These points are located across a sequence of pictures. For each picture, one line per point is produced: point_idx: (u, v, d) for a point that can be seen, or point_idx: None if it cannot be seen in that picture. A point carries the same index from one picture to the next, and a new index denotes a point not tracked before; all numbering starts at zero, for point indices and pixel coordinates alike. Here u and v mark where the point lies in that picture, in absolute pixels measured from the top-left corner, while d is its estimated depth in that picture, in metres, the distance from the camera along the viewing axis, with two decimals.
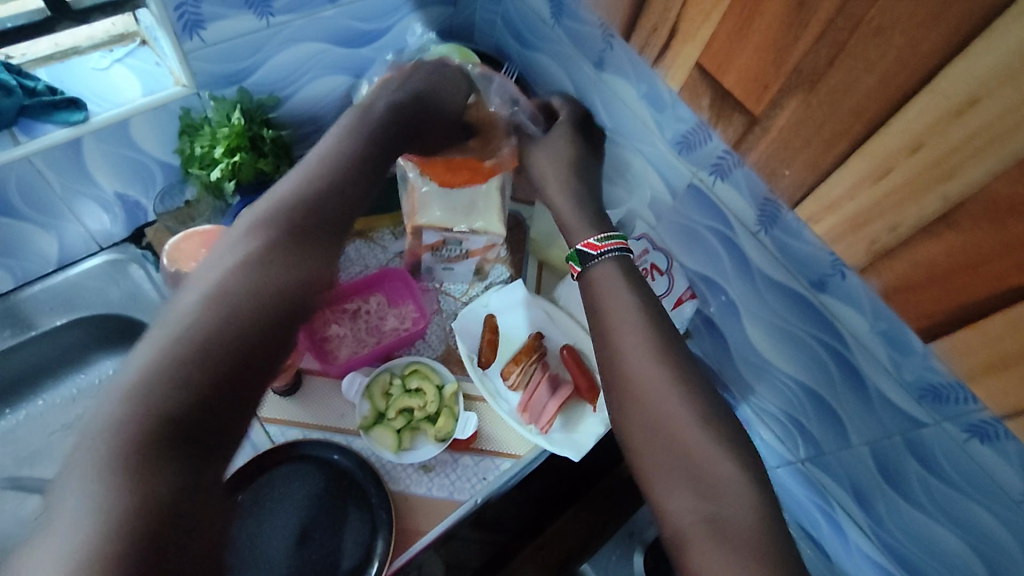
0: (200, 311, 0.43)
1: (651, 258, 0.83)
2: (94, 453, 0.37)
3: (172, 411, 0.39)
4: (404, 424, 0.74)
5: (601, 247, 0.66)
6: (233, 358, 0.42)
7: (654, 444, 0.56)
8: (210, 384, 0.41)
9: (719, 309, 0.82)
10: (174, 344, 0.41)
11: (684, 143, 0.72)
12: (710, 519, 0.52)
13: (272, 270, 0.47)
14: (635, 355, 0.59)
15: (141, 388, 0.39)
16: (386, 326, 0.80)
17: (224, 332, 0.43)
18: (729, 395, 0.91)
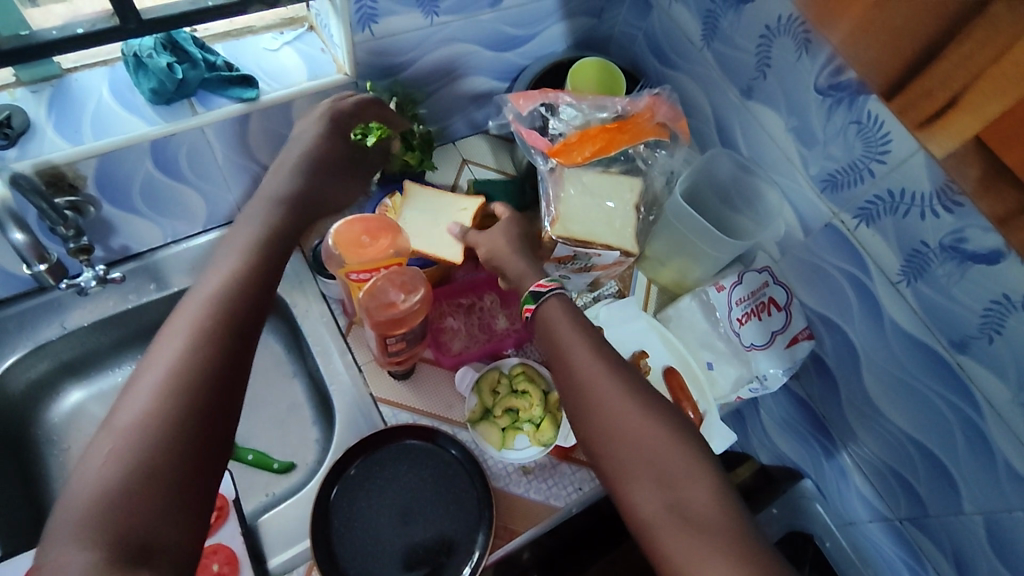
0: (156, 390, 0.48)
1: (769, 291, 0.82)
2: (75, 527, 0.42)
3: (144, 468, 0.44)
4: (509, 423, 0.75)
5: (547, 286, 0.67)
6: (186, 407, 0.48)
7: (614, 445, 0.57)
8: (172, 427, 0.47)
9: (835, 352, 0.80)
10: (137, 420, 0.46)
11: (830, 181, 0.70)
12: (680, 516, 0.52)
13: (205, 324, 0.52)
14: (590, 372, 0.61)
15: (118, 449, 0.45)
16: (497, 324, 0.83)
17: (177, 390, 0.48)
18: (827, 439, 0.88)
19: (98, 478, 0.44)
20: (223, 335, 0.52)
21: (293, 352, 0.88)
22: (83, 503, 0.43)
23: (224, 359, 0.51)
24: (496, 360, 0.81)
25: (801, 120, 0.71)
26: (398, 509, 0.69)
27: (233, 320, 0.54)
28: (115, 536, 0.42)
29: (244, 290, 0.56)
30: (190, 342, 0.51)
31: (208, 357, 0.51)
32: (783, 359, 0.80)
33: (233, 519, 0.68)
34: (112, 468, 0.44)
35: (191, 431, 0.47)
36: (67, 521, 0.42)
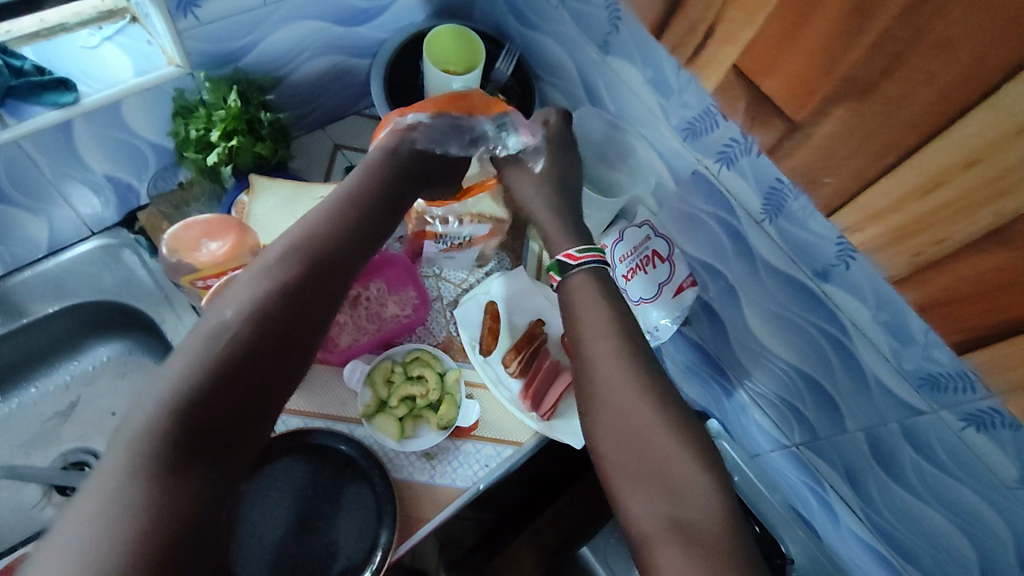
0: (228, 330, 0.50)
1: (652, 245, 0.82)
2: (133, 441, 0.44)
3: (201, 404, 0.46)
4: (407, 412, 0.74)
5: (577, 259, 0.68)
6: (248, 358, 0.50)
7: (620, 439, 0.58)
8: (234, 371, 0.49)
9: (718, 295, 0.82)
10: (206, 361, 0.48)
11: (689, 130, 0.71)
12: (676, 525, 0.53)
13: (287, 285, 0.54)
14: (591, 339, 0.63)
15: (186, 376, 0.47)
16: (387, 313, 0.79)
17: (248, 341, 0.50)
18: (724, 379, 0.92)
19: (166, 415, 0.45)
20: (297, 304, 0.54)
21: None
22: (148, 429, 0.44)
23: (284, 333, 0.53)
24: (389, 347, 0.79)
25: (657, 71, 0.71)
26: (294, 518, 0.67)
27: (312, 291, 0.56)
28: (164, 459, 0.44)
29: (338, 267, 0.59)
30: (267, 297, 0.53)
31: (277, 318, 0.52)
32: (671, 309, 0.81)
33: None
34: (171, 417, 0.45)
35: (249, 380, 0.49)
36: (131, 432, 0.44)
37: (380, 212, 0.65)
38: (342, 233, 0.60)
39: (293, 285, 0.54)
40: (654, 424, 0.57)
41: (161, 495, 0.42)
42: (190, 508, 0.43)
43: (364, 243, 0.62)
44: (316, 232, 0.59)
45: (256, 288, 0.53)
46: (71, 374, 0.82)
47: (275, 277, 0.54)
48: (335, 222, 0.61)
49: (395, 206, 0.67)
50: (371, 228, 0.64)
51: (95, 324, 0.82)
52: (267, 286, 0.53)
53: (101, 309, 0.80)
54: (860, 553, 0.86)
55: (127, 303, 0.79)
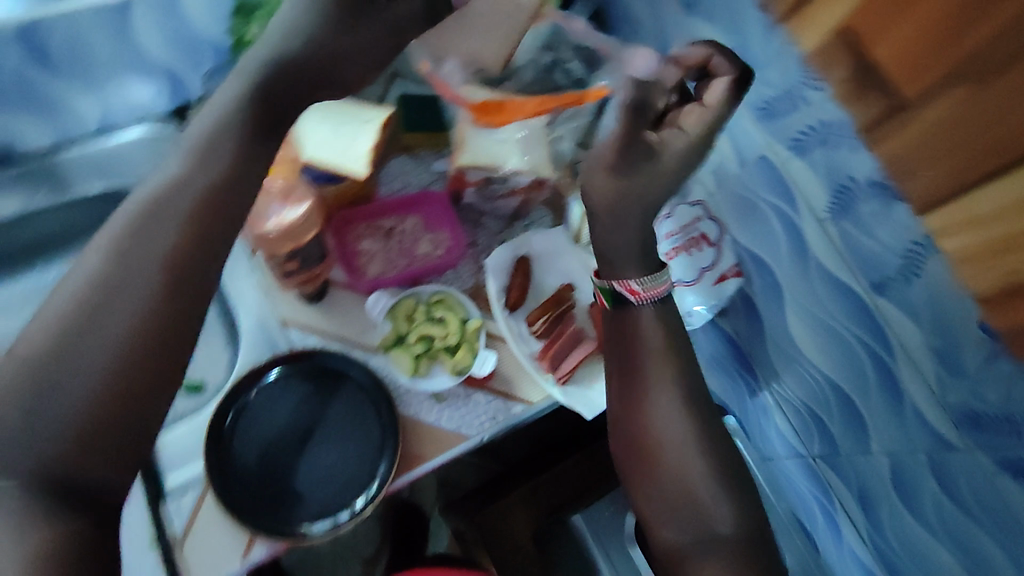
0: (77, 306, 0.44)
1: (701, 227, 0.79)
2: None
3: (57, 391, 0.41)
4: (423, 350, 0.73)
5: (641, 293, 0.61)
6: (113, 336, 0.44)
7: (659, 458, 0.59)
8: (95, 347, 0.43)
9: (762, 290, 0.78)
10: (54, 337, 0.43)
11: (766, 110, 0.66)
12: (704, 542, 0.56)
13: (137, 242, 0.47)
14: (648, 360, 0.61)
15: (32, 357, 0.42)
16: (418, 250, 0.78)
17: (110, 318, 0.44)
18: (752, 377, 0.88)
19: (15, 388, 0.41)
20: (136, 263, 0.46)
21: None
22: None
23: (161, 303, 0.46)
24: (415, 285, 0.78)
25: (742, 40, 0.65)
26: (297, 429, 0.68)
27: (168, 232, 0.48)
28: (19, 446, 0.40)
29: (168, 210, 0.49)
30: (111, 263, 0.46)
31: (137, 288, 0.46)
32: (709, 296, 0.79)
33: None
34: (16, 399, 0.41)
35: (119, 362, 0.44)
36: None
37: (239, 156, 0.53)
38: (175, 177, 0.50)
39: (131, 225, 0.47)
40: (685, 449, 0.59)
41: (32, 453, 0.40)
42: (63, 483, 0.41)
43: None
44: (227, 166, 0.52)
45: (99, 251, 0.46)
46: None
47: (119, 233, 0.47)
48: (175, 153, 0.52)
49: (260, 117, 0.55)
50: (219, 154, 0.52)
51: None
52: (114, 252, 0.46)
53: None
54: None
55: None
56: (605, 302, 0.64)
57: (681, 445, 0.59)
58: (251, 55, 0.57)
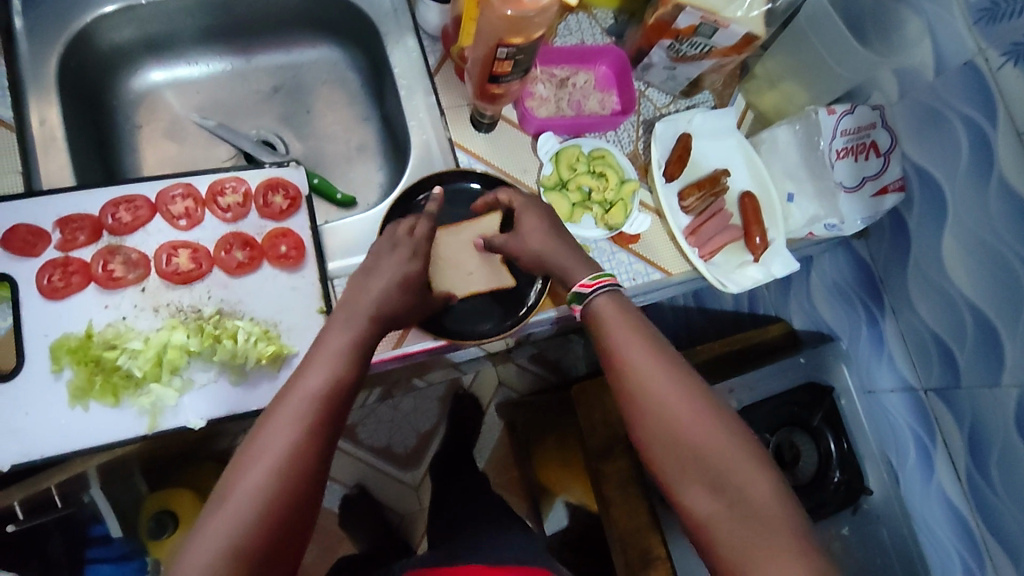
0: (283, 437, 0.46)
1: (874, 134, 0.77)
2: (213, 539, 0.42)
3: (258, 526, 0.43)
4: (580, 200, 0.75)
5: (592, 285, 0.56)
6: (299, 460, 0.46)
7: (689, 466, 0.49)
8: (292, 479, 0.45)
9: (921, 210, 0.78)
10: (265, 468, 0.45)
11: (989, 11, 0.65)
12: (748, 519, 0.47)
13: (330, 374, 0.49)
14: (632, 344, 0.53)
15: (246, 478, 0.44)
16: (587, 105, 0.79)
17: (305, 449, 0.46)
18: (877, 305, 0.88)
19: (265, 452, 0.45)
20: (328, 396, 0.48)
21: (374, 93, 0.85)
22: (219, 526, 0.43)
23: (334, 436, 0.48)
24: (575, 137, 0.78)
25: None
26: None
27: (347, 372, 0.50)
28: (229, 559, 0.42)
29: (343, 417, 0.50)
30: (312, 384, 0.49)
31: (320, 410, 0.48)
32: (866, 206, 0.77)
33: (306, 208, 0.66)
34: (230, 521, 0.43)
35: (301, 489, 0.45)
36: (210, 524, 0.43)
37: (405, 289, 0.56)
38: (393, 266, 0.56)
39: (330, 371, 0.49)
40: (699, 428, 0.50)
41: (229, 547, 0.42)
42: None
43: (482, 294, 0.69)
44: (401, 279, 0.56)
45: (305, 372, 0.49)
46: (285, 61, 0.85)
47: (323, 374, 0.49)
48: (394, 258, 0.57)
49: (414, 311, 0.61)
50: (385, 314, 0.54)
51: (317, 23, 0.83)
52: (315, 376, 0.49)
53: (331, 7, 0.80)
54: (940, 515, 0.85)
55: (360, 9, 0.79)
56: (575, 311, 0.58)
57: (691, 425, 0.50)
58: (358, 288, 0.55)
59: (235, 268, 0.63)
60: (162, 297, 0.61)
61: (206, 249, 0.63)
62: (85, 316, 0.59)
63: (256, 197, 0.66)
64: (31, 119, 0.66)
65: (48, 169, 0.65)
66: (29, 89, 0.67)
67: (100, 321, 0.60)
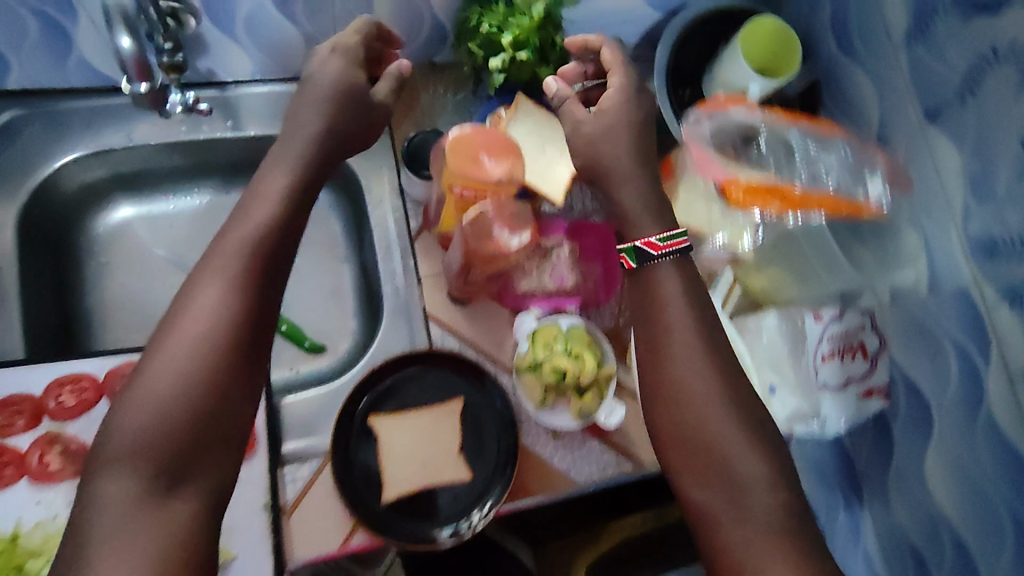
0: (228, 282, 0.50)
1: (863, 336, 0.74)
2: (181, 347, 0.47)
3: (213, 338, 0.48)
4: (553, 385, 0.71)
5: (660, 248, 0.55)
6: (222, 331, 0.48)
7: (693, 449, 0.51)
8: (212, 344, 0.47)
9: (906, 418, 0.74)
10: (219, 301, 0.49)
11: (989, 247, 0.60)
12: (741, 519, 0.48)
13: (242, 260, 0.51)
14: (677, 341, 0.53)
15: (213, 292, 0.49)
16: (569, 278, 0.75)
17: (224, 320, 0.49)
18: (857, 497, 0.85)
19: (207, 293, 0.49)
20: (249, 281, 0.50)
21: (356, 238, 0.84)
22: (172, 359, 0.47)
23: (281, 253, 0.53)
24: (555, 313, 0.74)
25: (986, 167, 0.59)
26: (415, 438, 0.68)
27: (269, 251, 0.52)
28: (185, 394, 0.46)
29: (279, 262, 0.53)
30: (253, 226, 0.53)
31: (251, 280, 0.51)
32: (850, 408, 0.75)
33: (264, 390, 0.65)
34: (193, 346, 0.47)
35: (227, 358, 0.48)
36: (162, 359, 0.47)
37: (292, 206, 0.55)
38: (326, 65, 0.62)
39: (270, 208, 0.54)
40: (717, 416, 0.51)
41: (199, 357, 0.47)
42: (209, 411, 0.46)
43: (436, 489, 0.65)
44: (334, 46, 0.64)
45: (244, 226, 0.52)
46: None
47: (263, 217, 0.53)
48: (281, 160, 0.58)
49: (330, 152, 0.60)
50: (274, 248, 0.53)
51: None
52: (259, 218, 0.53)
53: None
54: None
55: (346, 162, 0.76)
56: (627, 262, 0.57)
57: (699, 434, 0.51)
58: (303, 113, 0.60)
59: None
60: None
61: None
62: (15, 513, 0.56)
63: None
64: None
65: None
66: None
67: (29, 520, 0.56)
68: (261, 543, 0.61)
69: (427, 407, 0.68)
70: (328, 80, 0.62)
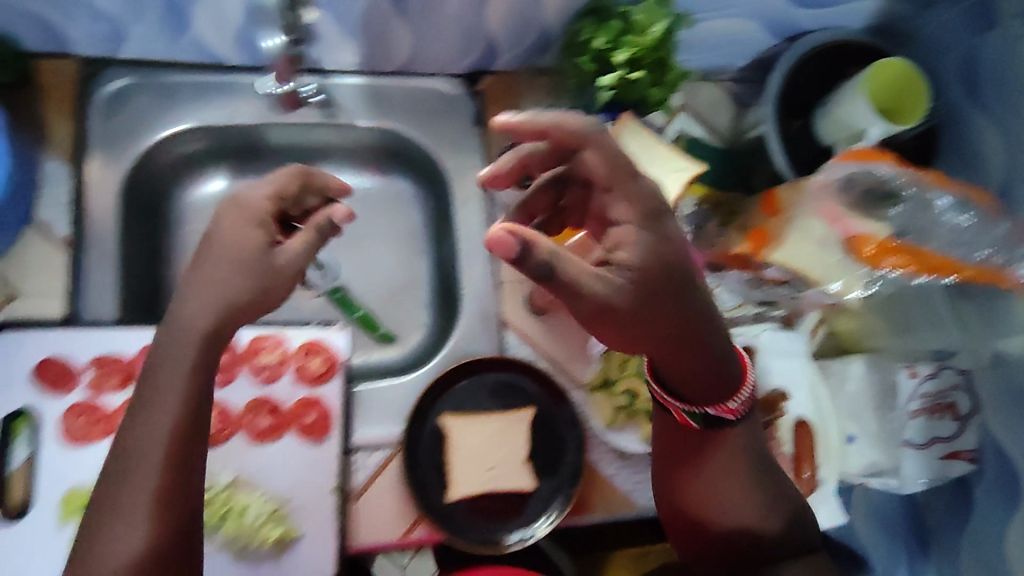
0: (153, 417, 0.44)
1: (954, 396, 0.71)
2: (119, 500, 0.43)
3: (148, 478, 0.43)
4: (624, 405, 0.70)
5: (736, 412, 0.55)
6: (159, 471, 0.43)
7: (689, 496, 0.58)
8: (145, 489, 0.43)
9: (992, 486, 0.71)
10: (138, 454, 0.43)
11: None
12: (717, 550, 0.58)
13: (163, 381, 0.44)
14: (705, 424, 0.56)
15: (141, 430, 0.43)
16: None
17: (154, 457, 0.43)
18: (922, 555, 0.82)
19: (147, 413, 0.44)
20: (176, 417, 0.44)
21: (434, 231, 0.83)
22: (105, 526, 0.43)
23: (197, 386, 0.45)
24: None
25: None
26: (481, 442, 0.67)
27: (193, 364, 0.45)
28: (121, 558, 0.42)
29: (195, 395, 0.45)
30: (172, 351, 0.45)
31: (183, 410, 0.44)
32: (932, 469, 0.72)
33: (339, 377, 0.64)
34: (122, 514, 0.43)
35: (170, 499, 0.43)
36: (95, 522, 0.43)
37: (215, 310, 0.46)
38: (236, 235, 0.48)
39: (188, 328, 0.45)
40: (719, 478, 0.57)
41: (133, 513, 0.43)
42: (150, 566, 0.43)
43: (502, 494, 0.66)
44: (274, 194, 0.53)
45: (167, 332, 0.45)
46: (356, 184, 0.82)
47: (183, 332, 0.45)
48: (236, 212, 0.49)
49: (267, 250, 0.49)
50: (201, 353, 0.45)
51: (395, 156, 0.82)
52: (193, 325, 0.45)
53: (408, 148, 0.78)
54: None
55: (438, 157, 0.76)
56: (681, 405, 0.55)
57: (700, 490, 0.58)
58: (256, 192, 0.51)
59: (260, 433, 0.62)
60: None
61: (233, 410, 0.62)
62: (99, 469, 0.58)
63: (294, 358, 0.64)
64: (85, 236, 0.65)
65: (93, 294, 0.64)
66: (90, 204, 0.66)
67: None
68: (327, 525, 0.61)
69: (502, 411, 0.68)
70: (225, 220, 0.49)
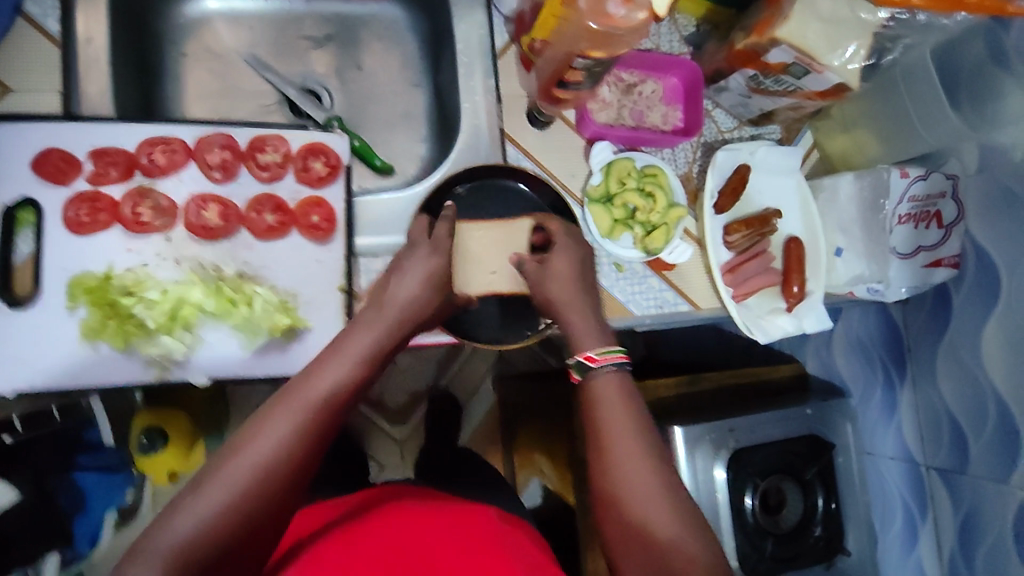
0: (321, 391, 0.51)
1: (941, 205, 0.73)
2: (233, 479, 0.47)
3: (261, 476, 0.47)
4: (622, 217, 0.71)
5: (597, 360, 0.56)
6: (285, 453, 0.48)
7: (627, 534, 0.50)
8: (295, 446, 0.49)
9: (972, 291, 0.74)
10: (300, 419, 0.50)
11: None
12: None
13: (376, 335, 0.55)
14: (608, 422, 0.54)
15: (299, 408, 0.50)
16: (648, 117, 0.74)
17: (329, 402, 0.51)
18: (897, 374, 0.86)
19: (298, 403, 0.50)
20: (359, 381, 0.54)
21: (430, 59, 0.81)
22: (264, 446, 0.48)
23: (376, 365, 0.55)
24: (630, 150, 0.74)
25: None
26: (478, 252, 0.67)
27: (385, 347, 0.56)
28: (256, 475, 0.47)
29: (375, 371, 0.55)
30: (378, 325, 0.56)
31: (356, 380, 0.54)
32: (915, 276, 0.74)
33: (342, 178, 0.65)
34: (281, 446, 0.48)
35: (305, 459, 0.50)
36: (256, 447, 0.48)
37: (423, 301, 0.58)
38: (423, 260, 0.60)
39: (404, 305, 0.57)
40: (647, 492, 0.51)
41: (286, 445, 0.49)
42: (243, 523, 0.46)
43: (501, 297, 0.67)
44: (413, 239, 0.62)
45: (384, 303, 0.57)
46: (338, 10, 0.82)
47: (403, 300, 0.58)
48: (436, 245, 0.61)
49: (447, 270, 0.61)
50: (387, 341, 0.56)
51: None
52: (413, 296, 0.58)
53: None
54: None
55: None
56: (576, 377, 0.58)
57: (638, 514, 0.51)
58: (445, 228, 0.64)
59: (264, 231, 0.62)
60: (186, 250, 0.61)
61: (236, 207, 0.62)
62: (106, 257, 0.59)
63: (295, 159, 0.64)
64: (76, 33, 0.62)
65: (87, 91, 0.62)
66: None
67: (120, 265, 0.59)
68: (333, 320, 0.62)
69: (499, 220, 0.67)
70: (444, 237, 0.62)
